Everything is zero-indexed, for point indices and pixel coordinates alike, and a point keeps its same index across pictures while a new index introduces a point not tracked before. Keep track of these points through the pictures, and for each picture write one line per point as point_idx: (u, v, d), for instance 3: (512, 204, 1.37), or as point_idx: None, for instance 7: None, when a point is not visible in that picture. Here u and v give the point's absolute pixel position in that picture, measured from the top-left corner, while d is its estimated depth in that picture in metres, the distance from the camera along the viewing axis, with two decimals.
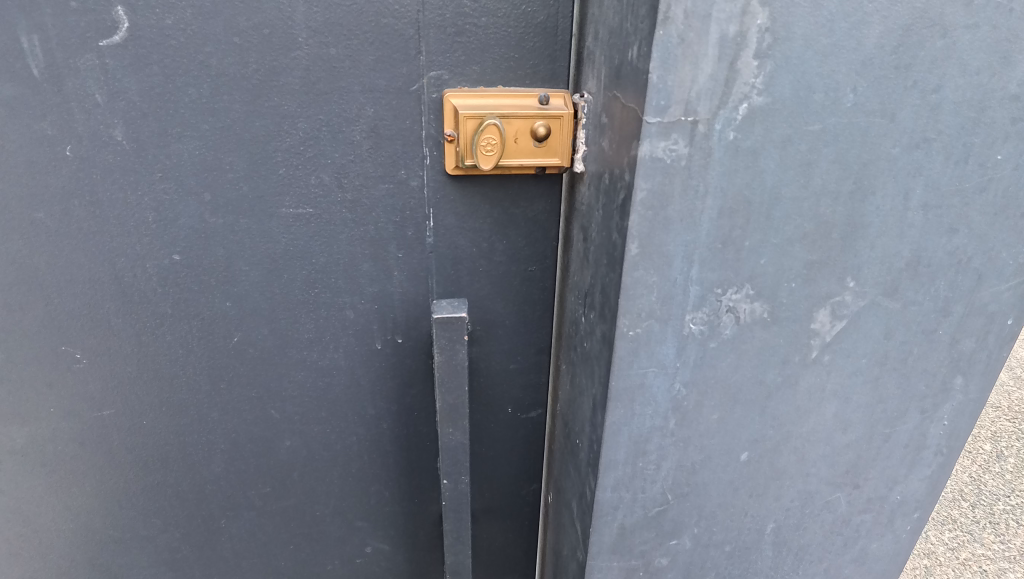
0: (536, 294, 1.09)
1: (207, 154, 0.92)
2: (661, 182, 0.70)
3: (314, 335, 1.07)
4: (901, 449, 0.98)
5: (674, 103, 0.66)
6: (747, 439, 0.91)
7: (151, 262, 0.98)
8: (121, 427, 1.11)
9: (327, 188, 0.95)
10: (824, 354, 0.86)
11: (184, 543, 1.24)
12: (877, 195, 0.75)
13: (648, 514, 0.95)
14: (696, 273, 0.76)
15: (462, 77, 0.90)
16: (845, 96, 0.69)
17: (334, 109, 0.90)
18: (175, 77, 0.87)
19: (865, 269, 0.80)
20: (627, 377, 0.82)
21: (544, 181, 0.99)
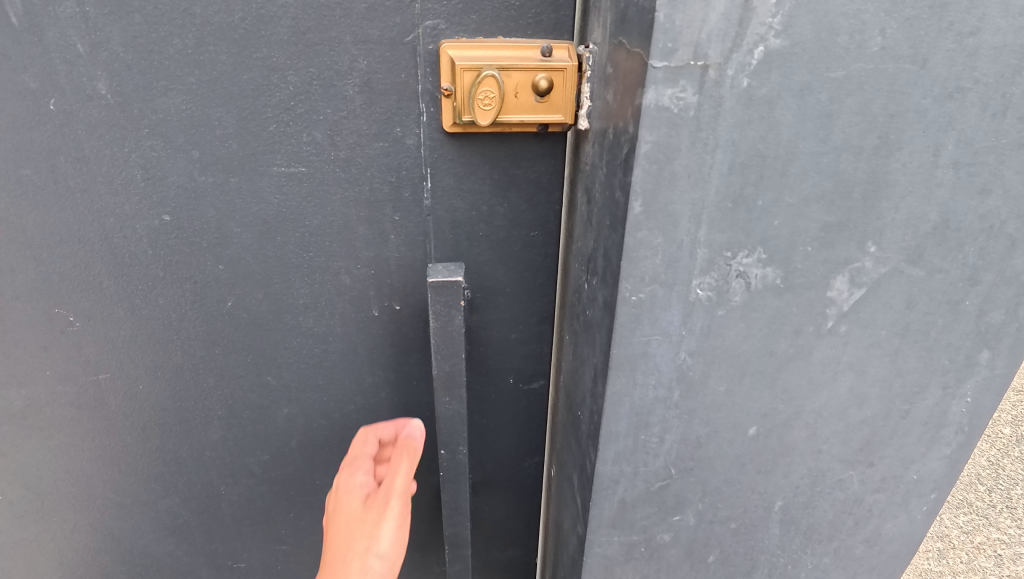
0: (539, 261, 1.05)
1: (194, 110, 0.88)
2: (668, 134, 0.65)
3: (310, 301, 1.04)
4: (920, 426, 0.93)
5: (682, 45, 0.60)
6: (755, 413, 0.87)
7: (140, 223, 0.95)
8: (119, 392, 1.11)
9: (319, 146, 0.91)
10: (840, 325, 0.81)
11: (185, 508, 1.25)
12: (904, 151, 0.69)
13: (650, 488, 0.92)
14: (704, 235, 0.71)
15: (459, 27, 0.84)
16: (872, 39, 0.63)
17: (325, 62, 0.86)
18: (159, 26, 0.83)
19: (888, 232, 0.75)
20: (628, 345, 0.78)
21: (546, 141, 0.94)
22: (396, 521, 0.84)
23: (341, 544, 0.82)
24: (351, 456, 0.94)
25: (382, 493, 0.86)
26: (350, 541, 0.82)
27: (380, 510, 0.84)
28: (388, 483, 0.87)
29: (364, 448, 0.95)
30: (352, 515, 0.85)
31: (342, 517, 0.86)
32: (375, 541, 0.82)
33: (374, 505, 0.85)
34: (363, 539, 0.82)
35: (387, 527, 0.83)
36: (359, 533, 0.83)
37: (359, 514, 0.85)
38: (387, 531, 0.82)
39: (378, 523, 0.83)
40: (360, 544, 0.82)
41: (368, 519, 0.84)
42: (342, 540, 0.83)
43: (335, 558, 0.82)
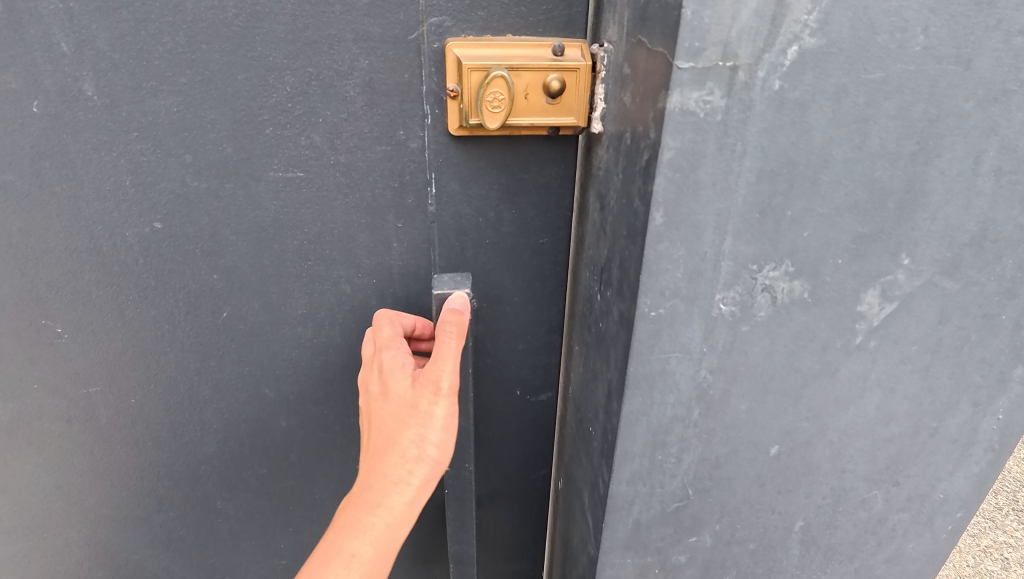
0: (548, 269, 1.00)
1: (185, 112, 0.83)
2: (693, 140, 0.60)
3: (308, 311, 1.00)
4: (948, 444, 0.89)
5: (711, 45, 0.56)
6: (778, 432, 0.83)
7: (131, 231, 0.91)
8: (110, 405, 1.06)
9: (318, 150, 0.87)
10: (869, 340, 0.76)
11: (181, 522, 1.21)
12: (943, 158, 0.65)
13: (666, 509, 0.88)
14: (729, 248, 0.67)
15: (466, 24, 0.80)
16: (914, 38, 0.58)
17: (324, 61, 0.81)
18: (147, 23, 0.78)
19: (923, 244, 0.70)
20: (646, 362, 0.74)
21: (556, 144, 0.90)
22: (445, 405, 0.76)
23: (393, 430, 0.77)
24: (381, 338, 0.84)
25: (426, 376, 0.76)
26: (401, 426, 0.76)
27: (427, 398, 0.76)
28: (429, 365, 0.76)
29: (394, 327, 0.86)
30: (399, 397, 0.77)
31: (388, 402, 0.79)
32: (427, 428, 0.75)
33: (420, 390, 0.76)
34: (414, 428, 0.75)
35: (438, 415, 0.76)
36: (410, 420, 0.76)
37: (406, 396, 0.77)
38: (439, 417, 0.76)
39: (428, 412, 0.75)
40: (413, 431, 0.76)
41: (416, 405, 0.76)
42: (393, 424, 0.77)
43: (388, 443, 0.77)
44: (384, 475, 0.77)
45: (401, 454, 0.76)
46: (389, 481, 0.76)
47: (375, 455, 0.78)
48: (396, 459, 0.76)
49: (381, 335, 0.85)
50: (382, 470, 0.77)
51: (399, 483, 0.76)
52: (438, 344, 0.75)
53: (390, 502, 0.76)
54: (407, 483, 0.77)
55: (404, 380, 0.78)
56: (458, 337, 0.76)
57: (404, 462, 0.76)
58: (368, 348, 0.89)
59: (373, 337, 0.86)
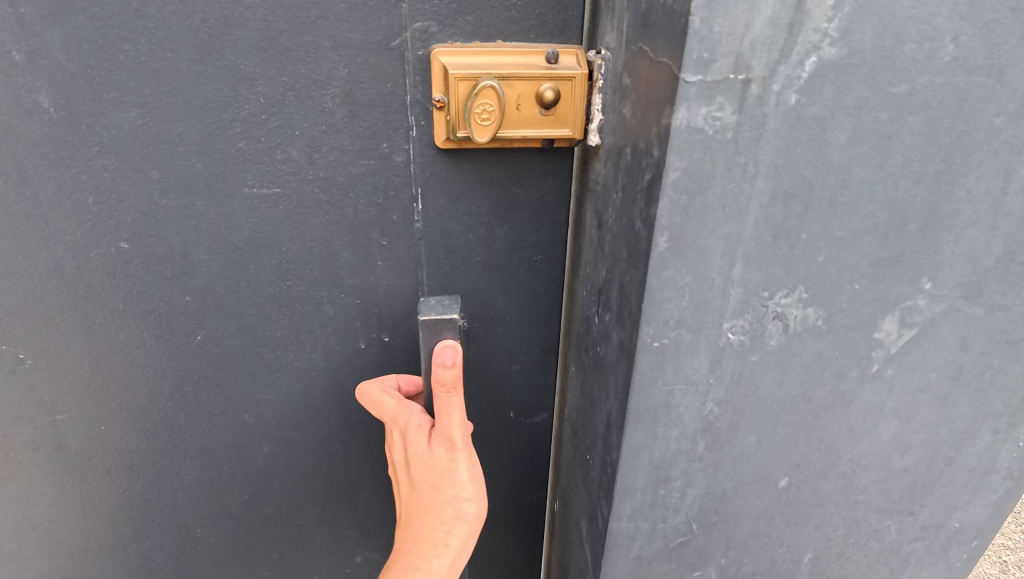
0: (542, 287, 0.95)
1: (151, 124, 0.77)
2: (701, 159, 0.55)
3: (289, 333, 0.94)
4: (966, 473, 0.84)
5: (721, 56, 0.50)
6: (788, 464, 0.78)
7: (95, 252, 0.85)
8: (79, 433, 1.00)
9: (295, 165, 0.81)
10: (886, 368, 0.71)
11: (158, 552, 1.15)
12: (970, 177, 0.60)
13: (669, 545, 0.83)
14: (739, 274, 0.62)
15: (453, 29, 0.74)
16: (943, 48, 0.53)
17: (300, 70, 0.75)
18: (106, 29, 0.72)
19: (946, 268, 0.65)
20: (649, 395, 0.68)
21: (550, 157, 0.84)
22: (467, 460, 0.81)
23: (425, 493, 0.82)
24: (388, 410, 0.88)
25: (440, 435, 0.79)
26: (432, 490, 0.81)
27: (449, 458, 0.80)
28: (440, 424, 0.79)
29: (396, 396, 0.89)
30: (423, 463, 0.81)
31: (415, 467, 0.83)
32: (460, 488, 0.81)
33: (441, 452, 0.80)
34: (446, 489, 0.80)
35: (463, 471, 0.80)
36: (440, 483, 0.81)
37: (427, 458, 0.81)
38: (463, 474, 0.80)
39: (453, 471, 0.80)
40: (445, 493, 0.80)
41: (439, 466, 0.80)
42: (425, 489, 0.82)
43: (424, 508, 0.82)
44: (426, 539, 0.82)
45: (438, 516, 0.82)
46: (432, 545, 0.82)
47: (413, 520, 0.84)
48: (434, 522, 0.82)
49: (386, 406, 0.88)
50: (421, 534, 0.82)
51: (442, 544, 0.82)
52: (440, 401, 0.77)
53: (431, 565, 0.81)
54: (447, 544, 0.82)
55: (421, 444, 0.81)
56: (459, 391, 0.77)
57: (442, 523, 0.82)
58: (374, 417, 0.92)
59: (378, 409, 0.89)
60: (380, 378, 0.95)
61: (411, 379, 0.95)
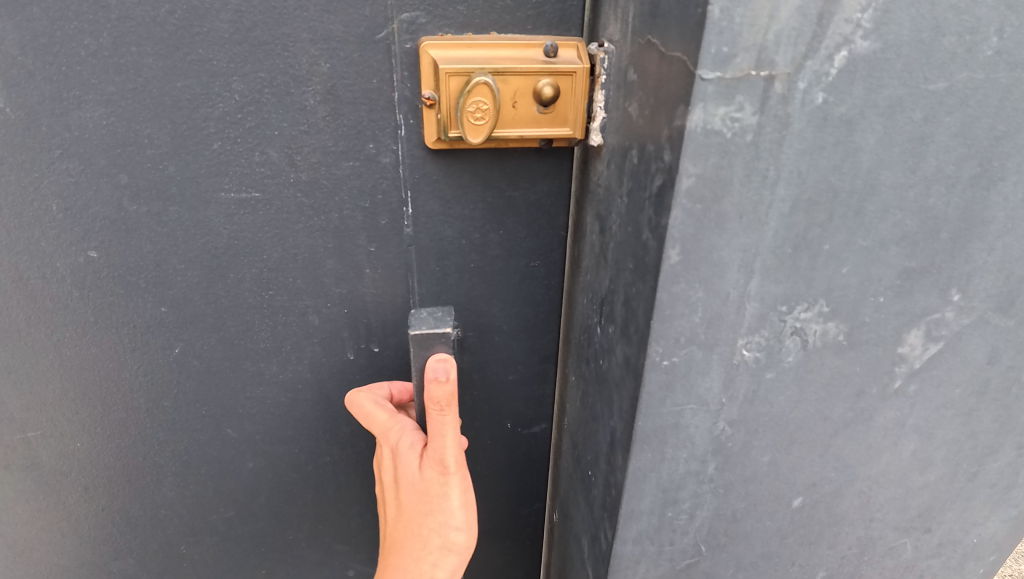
0: (540, 294, 0.90)
1: (117, 125, 0.72)
2: (717, 164, 0.49)
3: (273, 345, 0.89)
4: (986, 489, 0.81)
5: (743, 50, 0.45)
6: (803, 483, 0.73)
7: (62, 261, 0.79)
8: (53, 451, 0.95)
9: (275, 167, 0.75)
10: (909, 385, 0.67)
11: (140, 570, 1.10)
12: (1008, 181, 0.56)
13: (676, 567, 0.78)
14: (756, 287, 0.57)
15: (444, 20, 0.68)
16: (985, 41, 0.49)
17: (278, 65, 0.70)
18: (63, 21, 0.66)
19: (976, 278, 0.61)
20: (657, 417, 0.64)
21: (548, 157, 0.79)
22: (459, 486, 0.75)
23: (412, 520, 0.77)
24: (381, 425, 0.82)
25: (433, 459, 0.74)
26: (421, 516, 0.76)
27: (441, 484, 0.74)
28: (432, 446, 0.74)
29: (390, 409, 0.83)
30: (412, 487, 0.76)
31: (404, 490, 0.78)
32: (450, 516, 0.76)
33: (432, 478, 0.75)
34: (435, 517, 0.76)
35: (456, 498, 0.75)
36: (428, 511, 0.76)
37: (417, 481, 0.76)
38: (454, 503, 0.75)
39: (445, 498, 0.75)
40: (434, 521, 0.76)
41: (430, 491, 0.75)
42: (412, 515, 0.77)
43: (410, 536, 0.78)
44: (410, 569, 0.78)
45: (424, 544, 0.77)
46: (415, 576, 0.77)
47: (397, 548, 0.79)
48: (419, 551, 0.77)
49: (378, 420, 0.82)
50: (405, 563, 0.78)
51: (426, 576, 0.78)
52: (434, 421, 0.71)
53: None
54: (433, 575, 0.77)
55: (413, 467, 0.76)
56: (454, 409, 0.71)
57: (428, 553, 0.77)
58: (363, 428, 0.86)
59: (368, 422, 0.84)
60: (368, 387, 0.88)
61: (405, 388, 0.90)
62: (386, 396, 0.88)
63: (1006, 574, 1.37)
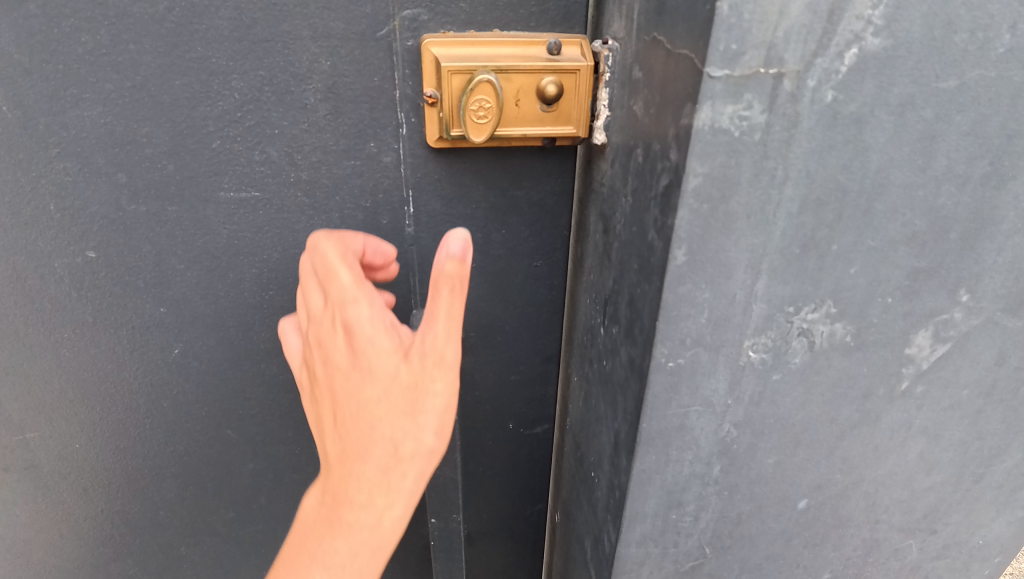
0: (543, 294, 0.89)
1: (115, 124, 0.71)
2: (724, 164, 0.49)
3: (273, 346, 0.88)
4: (993, 490, 0.80)
5: (752, 47, 0.44)
6: (808, 485, 0.73)
7: (60, 261, 0.78)
8: (51, 452, 0.94)
9: (275, 166, 0.75)
10: (916, 386, 0.67)
11: (140, 572, 1.09)
12: (1019, 180, 0.55)
13: (680, 569, 0.78)
14: (763, 288, 0.56)
15: (446, 17, 0.67)
16: (998, 38, 0.48)
17: (277, 62, 0.69)
18: (60, 18, 0.65)
19: (986, 279, 0.60)
20: (662, 419, 0.63)
21: (551, 156, 0.78)
22: (450, 393, 0.55)
23: (365, 418, 0.54)
24: (337, 289, 0.54)
25: (423, 345, 0.53)
26: (386, 419, 0.53)
27: (416, 374, 0.53)
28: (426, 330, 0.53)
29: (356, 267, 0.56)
30: (382, 377, 0.52)
31: (360, 372, 0.53)
32: (428, 415, 0.54)
33: (404, 362, 0.53)
34: (409, 420, 0.54)
35: (432, 410, 0.54)
36: (401, 416, 0.53)
37: (394, 370, 0.53)
38: (424, 419, 0.54)
39: (417, 407, 0.53)
40: (408, 435, 0.54)
41: (411, 380, 0.53)
42: (374, 407, 0.53)
43: (366, 414, 0.53)
44: (360, 476, 0.55)
45: (386, 447, 0.54)
46: (360, 467, 0.55)
47: (346, 436, 0.55)
48: (367, 487, 0.55)
49: (336, 282, 0.54)
50: (357, 455, 0.54)
51: (381, 478, 0.54)
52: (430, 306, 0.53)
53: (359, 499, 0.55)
54: (390, 486, 0.55)
55: (378, 334, 0.53)
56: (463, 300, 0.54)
57: (390, 462, 0.54)
58: (313, 287, 0.58)
59: (325, 277, 0.56)
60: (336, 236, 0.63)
61: (384, 252, 0.65)
62: (359, 253, 0.62)
63: (1009, 573, 1.36)
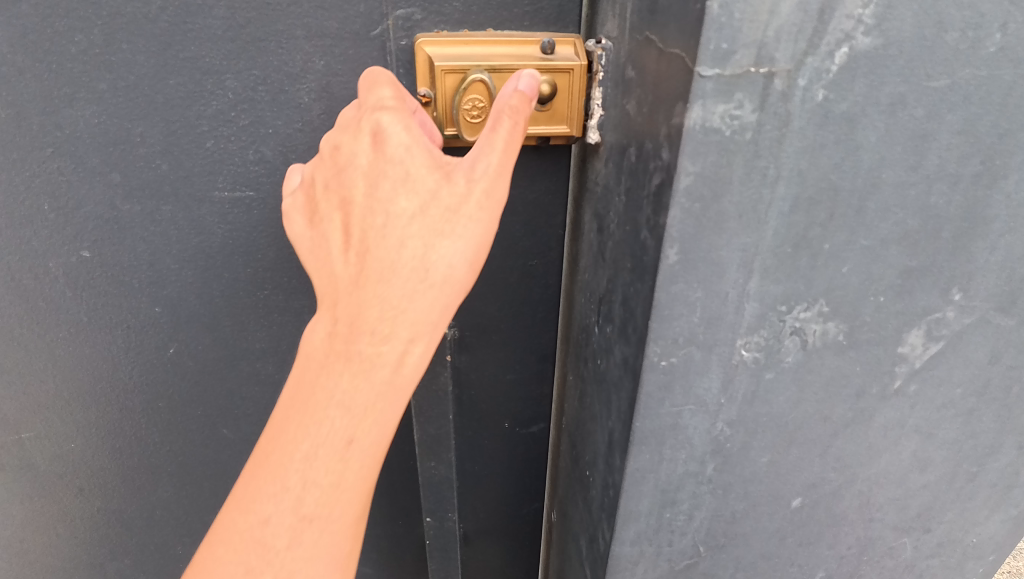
0: (538, 293, 0.89)
1: (109, 124, 0.71)
2: (716, 163, 0.49)
3: (268, 345, 0.88)
4: (987, 489, 0.80)
5: (743, 47, 0.44)
6: (802, 484, 0.73)
7: (54, 261, 0.78)
8: (46, 452, 0.94)
9: (270, 166, 0.75)
10: (909, 385, 0.67)
11: (137, 571, 1.09)
12: (1010, 179, 0.55)
13: (674, 568, 0.78)
14: (755, 287, 0.56)
15: (439, 17, 0.67)
16: (989, 37, 0.48)
17: (271, 62, 0.69)
18: (54, 18, 0.65)
19: (978, 278, 0.61)
20: (655, 418, 0.63)
21: (546, 156, 0.78)
22: (486, 224, 0.52)
23: (392, 234, 0.51)
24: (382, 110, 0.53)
25: (466, 165, 0.52)
26: (419, 232, 0.50)
27: (456, 194, 0.51)
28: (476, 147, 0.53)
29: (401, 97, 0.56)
30: (421, 185, 0.51)
31: (395, 187, 0.51)
32: (463, 238, 0.51)
33: (446, 182, 0.51)
34: (442, 237, 0.51)
35: (465, 237, 0.52)
36: (436, 230, 0.51)
37: (433, 179, 0.51)
38: (457, 243, 0.51)
39: (452, 229, 0.51)
40: (439, 254, 0.51)
41: (450, 193, 0.51)
42: (406, 210, 0.50)
43: (400, 222, 0.51)
44: (381, 294, 0.51)
45: (414, 260, 0.51)
46: (385, 304, 0.51)
47: (368, 253, 0.51)
48: (387, 314, 0.51)
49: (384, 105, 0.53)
50: (380, 270, 0.51)
51: (403, 295, 0.50)
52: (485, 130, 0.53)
53: (379, 325, 0.51)
54: (411, 313, 0.51)
55: (414, 150, 0.51)
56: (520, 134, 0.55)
57: (416, 279, 0.51)
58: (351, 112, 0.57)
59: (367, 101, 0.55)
60: None
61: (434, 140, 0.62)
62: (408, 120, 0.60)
63: (1006, 570, 1.37)
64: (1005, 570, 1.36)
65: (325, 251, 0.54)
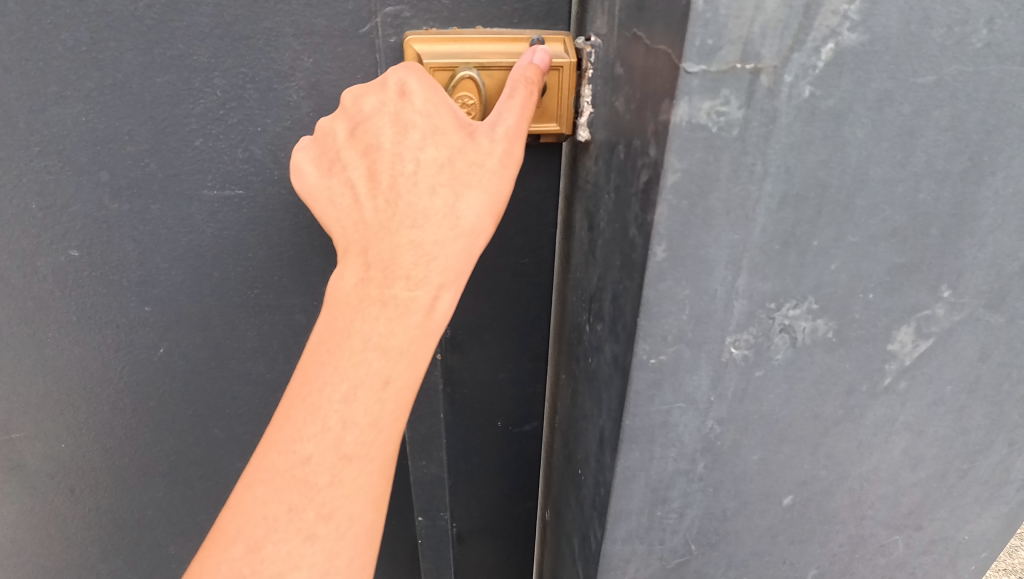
0: (530, 292, 0.89)
1: (97, 122, 0.70)
2: (703, 159, 0.48)
3: (259, 344, 0.88)
4: (978, 486, 0.80)
5: (728, 42, 0.44)
6: (793, 482, 0.73)
7: (43, 260, 0.78)
8: (37, 452, 0.94)
9: (259, 164, 0.74)
10: (899, 382, 0.67)
11: (129, 571, 1.08)
12: (998, 175, 0.55)
13: (666, 566, 0.78)
14: (743, 285, 0.56)
15: (428, 14, 0.67)
16: (975, 33, 0.48)
17: (259, 59, 0.68)
18: (40, 16, 0.65)
19: (967, 274, 0.61)
20: (645, 416, 0.63)
21: (537, 154, 0.78)
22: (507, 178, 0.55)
23: (419, 182, 0.52)
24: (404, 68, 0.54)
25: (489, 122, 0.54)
26: (448, 178, 0.52)
27: (481, 151, 0.53)
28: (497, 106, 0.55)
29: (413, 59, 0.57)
30: (448, 136, 0.52)
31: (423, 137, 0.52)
32: (487, 190, 0.54)
33: (469, 139, 0.53)
34: (471, 187, 0.53)
35: (485, 188, 0.54)
36: (465, 178, 0.52)
37: (459, 130, 0.52)
38: (483, 194, 0.53)
39: (475, 180, 0.53)
40: (467, 202, 0.53)
41: (477, 145, 0.53)
42: (433, 158, 0.52)
43: (428, 169, 0.52)
44: (411, 241, 0.52)
45: (442, 206, 0.52)
46: (417, 250, 0.52)
47: (394, 198, 0.52)
48: (418, 259, 0.52)
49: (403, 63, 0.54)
50: (409, 217, 0.52)
51: (431, 243, 0.52)
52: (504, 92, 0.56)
53: (411, 273, 0.52)
54: (439, 259, 0.53)
55: (440, 106, 0.52)
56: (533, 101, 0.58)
57: (444, 227, 0.53)
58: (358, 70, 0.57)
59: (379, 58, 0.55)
60: None
61: None
62: None
63: (1000, 568, 1.37)
64: (999, 568, 1.36)
65: (346, 199, 0.54)
